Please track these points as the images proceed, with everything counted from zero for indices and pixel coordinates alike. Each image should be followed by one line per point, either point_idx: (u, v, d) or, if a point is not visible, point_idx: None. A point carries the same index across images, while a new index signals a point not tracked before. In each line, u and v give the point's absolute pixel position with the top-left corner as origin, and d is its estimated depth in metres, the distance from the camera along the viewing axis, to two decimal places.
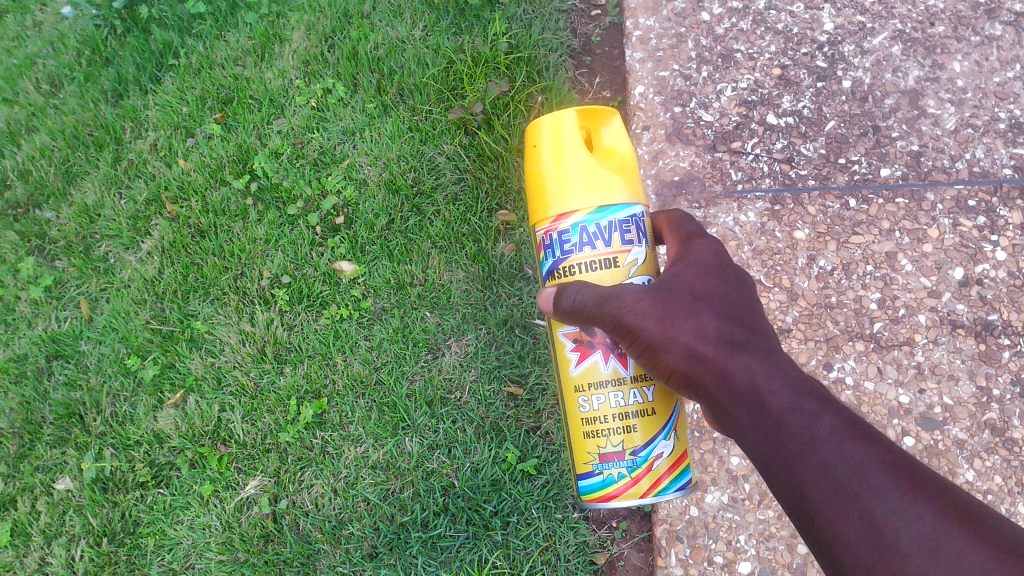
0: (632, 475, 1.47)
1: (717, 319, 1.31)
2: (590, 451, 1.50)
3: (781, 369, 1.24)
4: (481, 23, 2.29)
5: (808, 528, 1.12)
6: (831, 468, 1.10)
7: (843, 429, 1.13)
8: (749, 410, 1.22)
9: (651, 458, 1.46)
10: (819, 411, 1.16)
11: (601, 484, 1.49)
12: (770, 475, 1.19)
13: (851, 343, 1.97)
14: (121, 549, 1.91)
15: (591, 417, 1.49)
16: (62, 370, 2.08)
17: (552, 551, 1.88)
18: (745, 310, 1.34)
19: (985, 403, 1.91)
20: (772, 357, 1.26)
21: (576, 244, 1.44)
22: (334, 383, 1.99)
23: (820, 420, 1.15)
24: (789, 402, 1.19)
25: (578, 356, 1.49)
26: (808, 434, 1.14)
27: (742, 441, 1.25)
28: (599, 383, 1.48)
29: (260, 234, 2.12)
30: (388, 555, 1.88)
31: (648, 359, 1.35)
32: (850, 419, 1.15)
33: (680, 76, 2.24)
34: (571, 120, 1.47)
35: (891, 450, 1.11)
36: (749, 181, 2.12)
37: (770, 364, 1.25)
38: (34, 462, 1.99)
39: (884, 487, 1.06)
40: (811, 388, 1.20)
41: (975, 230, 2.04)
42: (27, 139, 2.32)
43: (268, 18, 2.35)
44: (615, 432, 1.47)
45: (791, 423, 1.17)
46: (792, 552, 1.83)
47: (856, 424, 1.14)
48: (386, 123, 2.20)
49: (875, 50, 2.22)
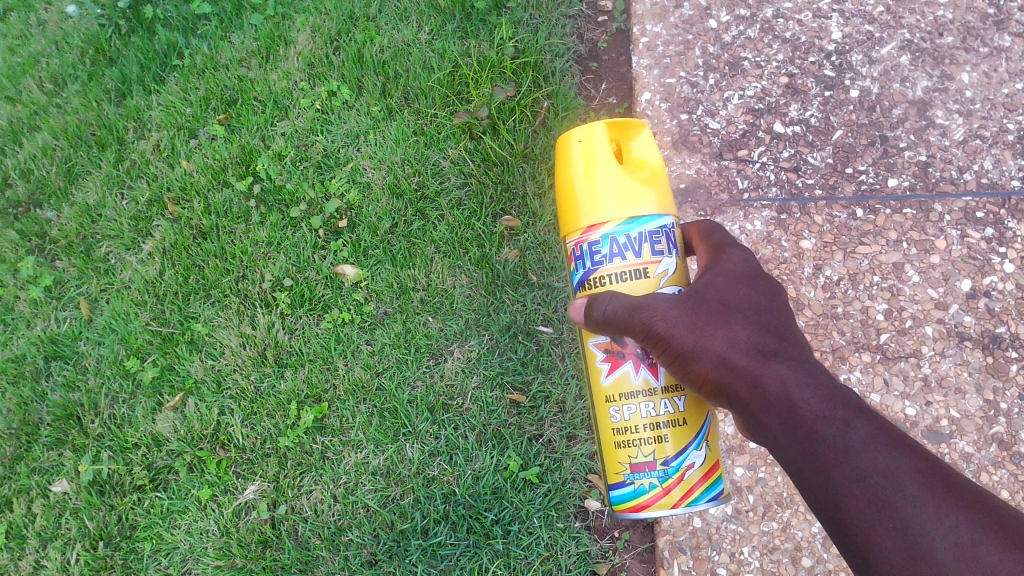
0: (663, 485, 1.45)
1: (747, 327, 1.29)
2: (622, 461, 1.48)
3: (814, 377, 1.22)
4: (488, 28, 2.29)
5: (841, 537, 1.11)
6: (866, 477, 1.09)
7: (878, 437, 1.12)
8: (782, 418, 1.20)
9: (683, 468, 1.45)
10: (853, 419, 1.15)
11: (633, 494, 1.47)
12: (802, 484, 1.17)
13: (857, 354, 1.95)
14: (117, 553, 1.89)
15: (622, 426, 1.47)
16: (61, 371, 2.06)
17: (554, 561, 1.86)
18: (776, 317, 1.32)
19: (992, 417, 1.89)
20: (806, 364, 1.25)
21: (607, 256, 1.43)
22: (335, 388, 1.97)
23: (854, 427, 1.14)
24: (822, 410, 1.17)
25: (609, 367, 1.48)
26: (842, 442, 1.13)
27: (773, 449, 1.23)
28: (631, 393, 1.46)
29: (262, 237, 2.10)
30: (388, 563, 1.86)
31: (679, 368, 1.33)
32: (884, 428, 1.14)
33: (687, 83, 2.23)
34: (602, 132, 1.46)
35: (925, 458, 1.10)
36: (756, 190, 2.10)
37: (804, 372, 1.23)
38: (32, 464, 1.97)
39: (919, 496, 1.05)
40: (844, 396, 1.18)
41: (984, 241, 2.02)
42: (29, 137, 2.31)
43: (273, 20, 2.35)
44: (647, 442, 1.45)
45: (823, 432, 1.15)
46: (796, 564, 1.81)
47: (890, 432, 1.13)
48: (391, 127, 2.19)
49: (883, 59, 2.21)
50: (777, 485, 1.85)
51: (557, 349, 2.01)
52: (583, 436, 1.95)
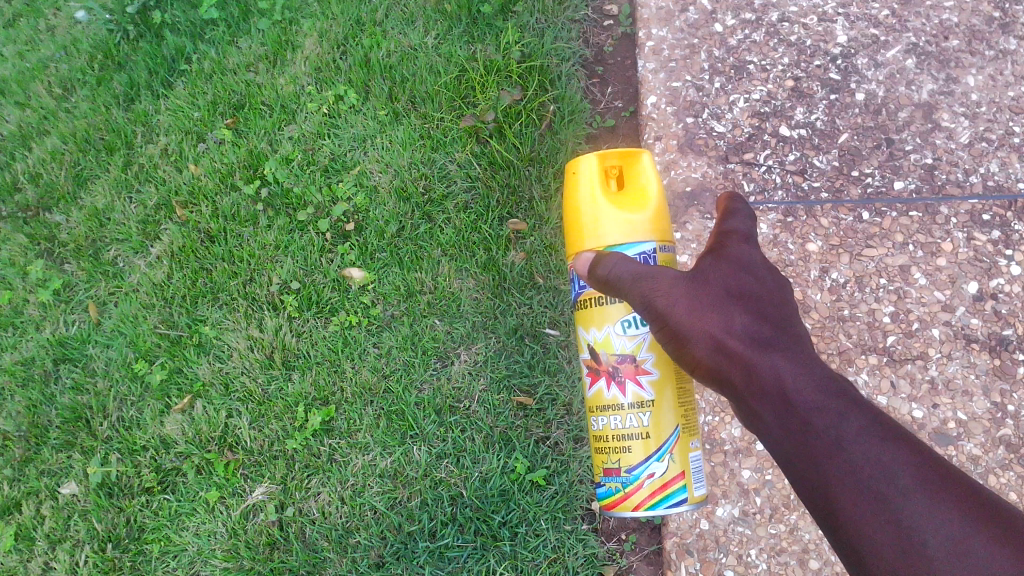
0: (625, 491, 1.57)
1: (746, 313, 1.28)
2: (600, 465, 1.63)
3: (812, 367, 1.21)
4: (494, 32, 2.29)
5: (831, 527, 1.11)
6: (859, 470, 1.09)
7: (873, 430, 1.12)
8: (775, 406, 1.20)
9: (643, 477, 1.56)
10: (846, 410, 1.14)
11: (607, 495, 1.61)
12: (794, 471, 1.17)
13: (864, 356, 1.95)
14: (126, 555, 1.89)
15: (597, 434, 1.63)
16: (69, 374, 2.06)
17: (561, 563, 1.86)
18: (774, 302, 1.31)
19: (1000, 419, 1.88)
20: (802, 352, 1.24)
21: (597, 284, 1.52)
22: (343, 390, 1.98)
23: (849, 419, 1.13)
24: (816, 400, 1.16)
25: (590, 381, 1.63)
26: (836, 434, 1.12)
27: (765, 434, 1.23)
28: (605, 406, 1.60)
29: (269, 241, 2.11)
30: (396, 565, 1.86)
31: (677, 349, 1.34)
32: (879, 420, 1.13)
33: (693, 87, 2.24)
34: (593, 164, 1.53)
35: (920, 452, 1.09)
36: (762, 193, 2.11)
37: (799, 360, 1.22)
38: (40, 466, 1.97)
39: (912, 491, 1.05)
40: (839, 387, 1.18)
41: (990, 244, 2.02)
42: (38, 142, 2.33)
43: (281, 25, 2.36)
44: (614, 451, 1.59)
45: (817, 422, 1.15)
46: (804, 567, 1.80)
47: (884, 424, 1.13)
48: (397, 131, 2.21)
49: (889, 62, 2.21)
50: (785, 487, 1.84)
51: (564, 351, 2.01)
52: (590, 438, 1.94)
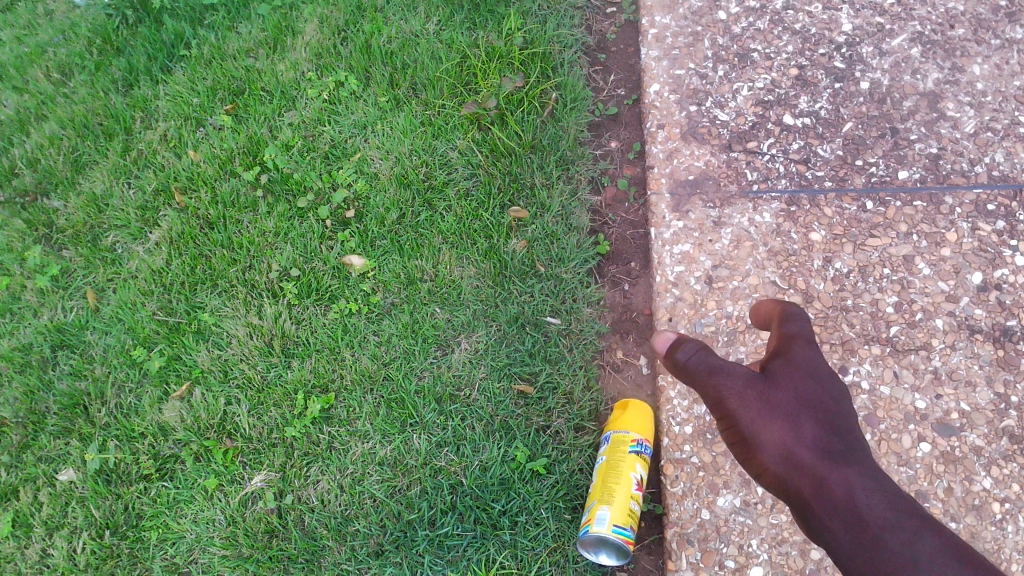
0: None
1: (819, 424, 1.16)
2: None
3: (885, 486, 1.08)
4: (495, 18, 2.33)
5: None
6: None
7: (949, 549, 0.97)
8: (848, 525, 1.05)
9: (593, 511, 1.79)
10: (922, 528, 1.01)
11: None
12: None
13: (867, 347, 1.89)
14: (124, 542, 1.84)
15: None
16: (67, 360, 2.04)
17: (561, 552, 1.81)
18: (845, 418, 1.19)
19: (1003, 410, 1.81)
20: (879, 472, 1.11)
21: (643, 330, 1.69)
22: (342, 378, 1.96)
23: (921, 538, 1.00)
24: (891, 516, 1.03)
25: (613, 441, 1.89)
26: (907, 553, 0.98)
27: (836, 561, 1.07)
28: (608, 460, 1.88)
29: (269, 227, 2.11)
30: (394, 553, 1.81)
31: (743, 456, 1.21)
32: (956, 544, 0.99)
33: (696, 75, 2.23)
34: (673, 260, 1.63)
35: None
36: (766, 181, 2.09)
37: (876, 479, 1.09)
38: (38, 452, 1.93)
39: None
40: (913, 507, 1.05)
41: (995, 234, 1.98)
42: (36, 127, 2.31)
43: (281, 11, 2.40)
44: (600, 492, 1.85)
45: (890, 539, 1.01)
46: (806, 557, 1.73)
47: (962, 548, 0.98)
48: (399, 117, 2.22)
49: (894, 51, 2.20)
50: None
51: (565, 339, 2.01)
52: (590, 427, 1.93)
